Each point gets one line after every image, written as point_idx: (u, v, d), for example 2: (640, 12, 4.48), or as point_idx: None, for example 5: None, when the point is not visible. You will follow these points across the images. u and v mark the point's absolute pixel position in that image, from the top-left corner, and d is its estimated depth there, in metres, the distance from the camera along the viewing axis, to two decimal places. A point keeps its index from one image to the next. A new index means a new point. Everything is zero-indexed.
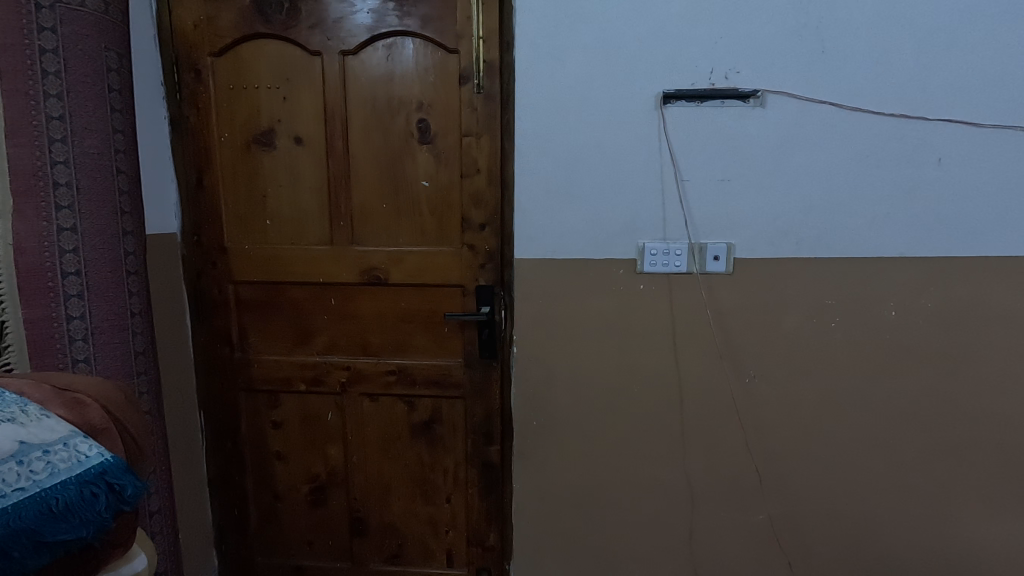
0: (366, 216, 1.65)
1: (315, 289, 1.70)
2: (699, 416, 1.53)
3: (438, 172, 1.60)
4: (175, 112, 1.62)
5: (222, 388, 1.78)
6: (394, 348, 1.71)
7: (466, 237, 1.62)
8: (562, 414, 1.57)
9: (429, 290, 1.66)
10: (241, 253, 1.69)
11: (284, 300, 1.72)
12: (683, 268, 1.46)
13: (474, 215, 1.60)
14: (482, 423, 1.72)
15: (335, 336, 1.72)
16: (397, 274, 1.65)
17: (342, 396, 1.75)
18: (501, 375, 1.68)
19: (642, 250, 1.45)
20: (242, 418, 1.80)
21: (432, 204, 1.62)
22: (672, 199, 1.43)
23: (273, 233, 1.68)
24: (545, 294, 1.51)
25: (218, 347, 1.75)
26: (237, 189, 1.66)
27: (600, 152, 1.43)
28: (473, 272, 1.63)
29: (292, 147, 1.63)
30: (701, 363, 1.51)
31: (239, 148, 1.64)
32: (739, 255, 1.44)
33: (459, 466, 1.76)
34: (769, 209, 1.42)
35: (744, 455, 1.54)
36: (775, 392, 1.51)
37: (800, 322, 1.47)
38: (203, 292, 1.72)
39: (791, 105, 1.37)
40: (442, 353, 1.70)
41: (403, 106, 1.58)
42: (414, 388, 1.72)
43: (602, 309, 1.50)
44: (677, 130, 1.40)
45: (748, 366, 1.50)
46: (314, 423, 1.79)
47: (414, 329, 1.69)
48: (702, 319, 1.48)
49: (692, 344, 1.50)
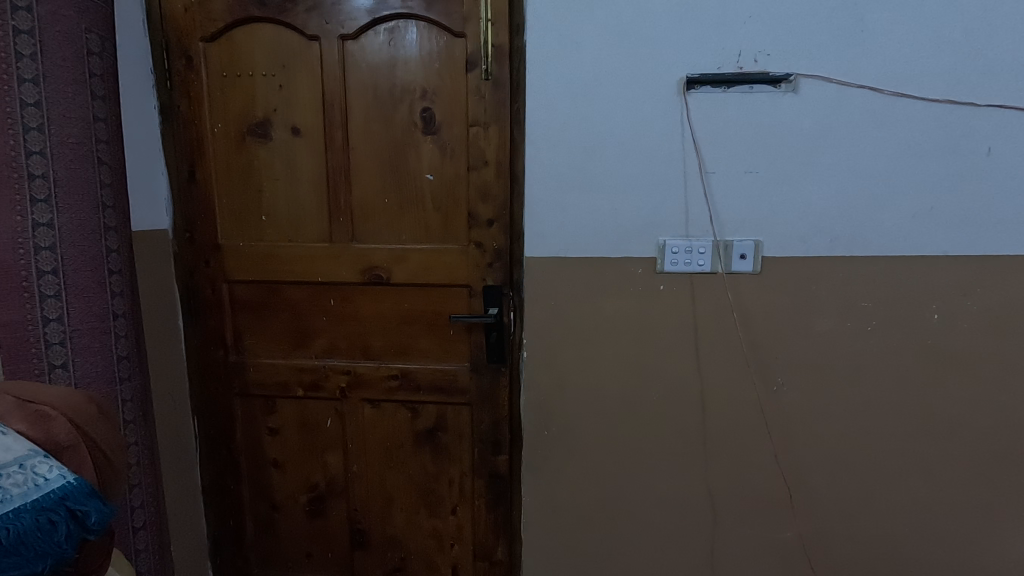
0: (367, 212, 1.55)
1: (313, 289, 1.61)
2: (723, 426, 1.43)
3: (444, 166, 1.51)
4: (166, 101, 1.53)
5: (216, 393, 1.69)
6: (396, 352, 1.62)
7: (473, 235, 1.52)
8: (574, 422, 1.47)
9: (433, 290, 1.57)
10: (235, 251, 1.60)
11: (281, 300, 1.63)
12: (707, 268, 1.35)
13: (481, 210, 1.50)
14: (490, 432, 1.62)
15: (335, 338, 1.63)
16: (400, 273, 1.56)
17: (342, 402, 1.66)
18: (509, 381, 1.58)
19: (662, 248, 1.35)
20: (238, 424, 1.71)
21: (437, 199, 1.53)
22: (696, 192, 1.32)
23: (268, 229, 1.59)
24: (558, 294, 1.41)
25: (212, 350, 1.67)
26: (231, 182, 1.57)
27: (618, 143, 1.32)
28: (480, 272, 1.53)
29: (289, 138, 1.53)
30: (725, 369, 1.40)
31: (233, 140, 1.55)
32: (768, 253, 1.34)
33: (466, 477, 1.67)
34: (801, 204, 1.31)
35: (771, 468, 1.44)
36: (805, 401, 1.40)
37: (834, 327, 1.36)
38: (196, 292, 1.63)
39: (826, 90, 1.26)
40: (448, 357, 1.60)
41: (406, 95, 1.48)
42: (418, 394, 1.63)
43: (619, 310, 1.40)
44: (702, 118, 1.29)
45: (776, 373, 1.39)
46: (313, 431, 1.70)
47: (417, 332, 1.60)
48: (727, 322, 1.38)
49: (715, 349, 1.39)
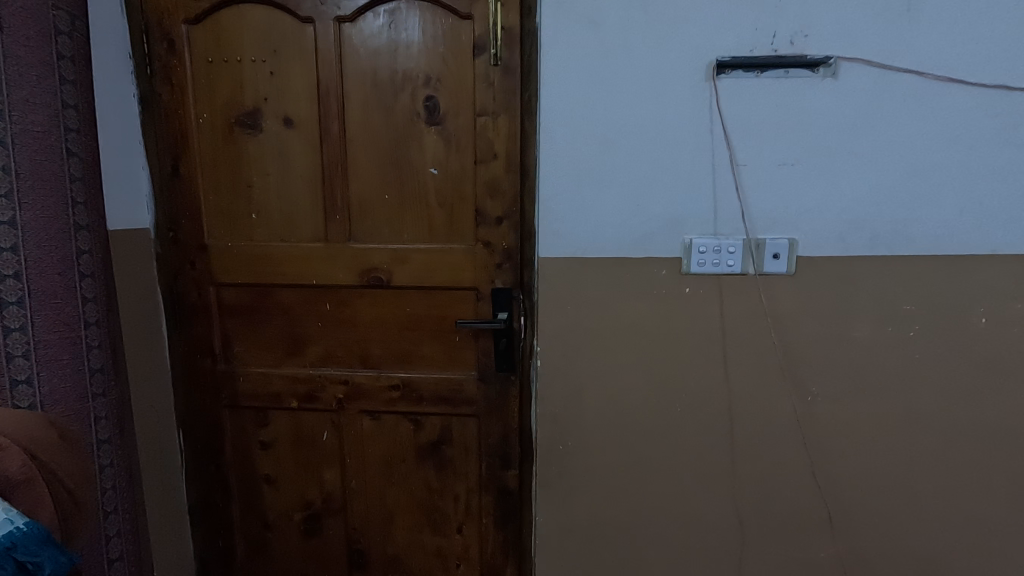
0: (365, 209, 1.44)
1: (308, 293, 1.49)
2: (752, 439, 1.32)
3: (449, 159, 1.40)
4: (146, 89, 1.41)
5: (203, 405, 1.57)
6: (398, 359, 1.50)
7: (481, 234, 1.41)
8: (592, 437, 1.36)
9: (437, 293, 1.46)
10: (223, 252, 1.48)
11: (272, 305, 1.51)
12: (737, 269, 1.24)
13: (489, 207, 1.40)
14: (499, 444, 1.52)
15: (331, 346, 1.52)
16: (402, 275, 1.45)
17: (339, 413, 1.55)
18: (519, 390, 1.47)
19: (689, 247, 1.24)
20: (227, 437, 1.59)
21: (442, 196, 1.41)
22: (725, 186, 1.22)
23: (258, 228, 1.47)
24: (574, 298, 1.29)
25: (198, 358, 1.55)
26: (218, 177, 1.45)
27: (641, 133, 1.21)
28: (488, 273, 1.43)
29: (280, 129, 1.41)
30: (755, 379, 1.30)
31: (220, 131, 1.43)
32: (803, 253, 1.23)
33: (472, 493, 1.56)
34: (839, 199, 1.21)
35: (804, 484, 1.33)
36: (841, 412, 1.30)
37: (873, 332, 1.26)
38: (181, 297, 1.51)
39: (867, 74, 1.16)
40: (453, 366, 1.49)
41: (408, 82, 1.37)
42: (421, 405, 1.52)
43: (640, 316, 1.29)
44: (732, 106, 1.19)
45: (810, 382, 1.29)
46: (308, 445, 1.58)
47: (421, 338, 1.49)
48: (757, 328, 1.27)
49: (744, 357, 1.29)
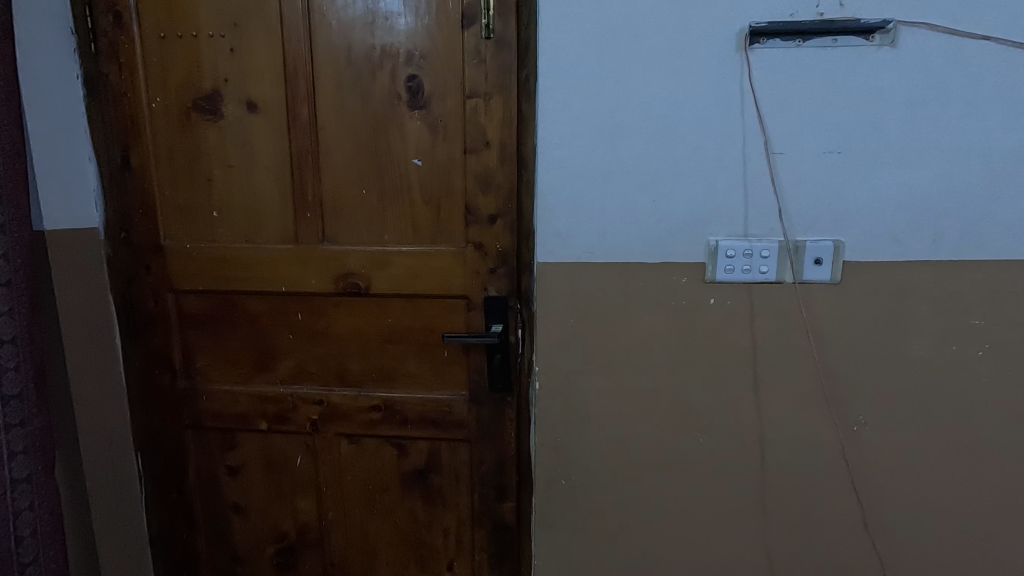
0: (340, 205, 1.26)
1: (277, 301, 1.32)
2: (786, 475, 1.13)
3: (435, 148, 1.21)
4: (91, 69, 1.23)
5: (163, 426, 1.40)
6: (379, 376, 1.33)
7: (472, 234, 1.23)
8: (599, 470, 1.17)
9: (423, 302, 1.28)
10: (182, 254, 1.31)
11: (238, 314, 1.34)
12: (771, 276, 1.05)
13: (481, 204, 1.22)
14: (493, 473, 1.34)
15: (304, 360, 1.34)
16: (382, 281, 1.27)
17: (313, 436, 1.38)
18: (516, 413, 1.29)
19: (714, 251, 1.05)
20: (191, 461, 1.43)
21: (427, 190, 1.24)
22: (759, 179, 1.02)
23: (221, 227, 1.29)
24: (579, 310, 1.10)
25: (156, 374, 1.38)
26: (175, 169, 1.28)
27: (658, 115, 1.02)
28: (480, 279, 1.25)
29: (243, 115, 1.24)
30: (791, 405, 1.11)
31: (175, 118, 1.25)
32: (850, 257, 1.04)
33: (463, 527, 1.38)
34: (895, 194, 1.01)
35: (847, 528, 1.14)
36: (892, 444, 1.10)
37: (933, 352, 1.06)
38: (135, 304, 1.34)
39: (933, 42, 0.96)
40: (441, 384, 1.32)
41: (387, 59, 1.19)
42: (404, 428, 1.34)
43: (655, 331, 1.10)
44: (767, 82, 0.99)
45: (856, 410, 1.09)
46: (280, 470, 1.41)
47: (404, 352, 1.31)
48: (794, 347, 1.08)
49: (778, 380, 1.10)
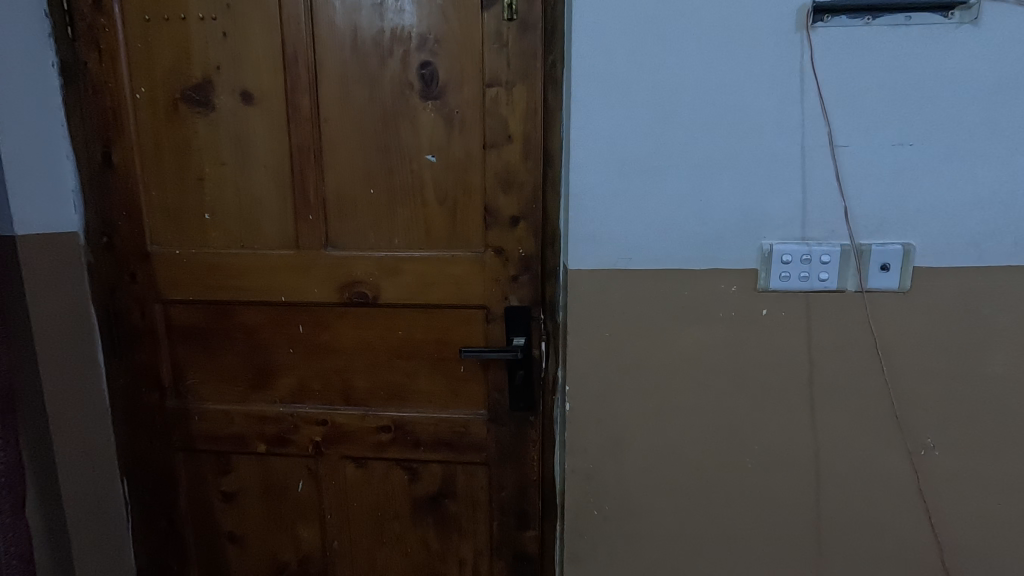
0: (346, 207, 1.14)
1: (277, 312, 1.20)
2: (844, 504, 1.02)
3: (451, 143, 1.10)
4: (69, 56, 1.11)
5: (152, 448, 1.28)
6: (388, 394, 1.21)
7: (491, 238, 1.12)
8: (635, 500, 1.05)
9: (437, 313, 1.16)
10: (170, 262, 1.19)
11: (233, 327, 1.22)
12: (831, 285, 0.94)
13: (502, 205, 1.10)
14: (514, 499, 1.22)
15: (306, 377, 1.22)
16: (391, 291, 1.15)
17: (317, 459, 1.26)
18: (540, 433, 1.19)
19: (768, 256, 0.94)
20: (182, 487, 1.31)
21: (441, 190, 1.12)
22: (819, 175, 0.91)
23: (214, 231, 1.17)
24: (614, 323, 0.98)
25: (143, 393, 1.26)
26: (162, 168, 1.16)
27: (706, 105, 0.90)
28: (501, 287, 1.14)
29: (237, 107, 1.12)
30: (851, 428, 0.99)
31: (162, 111, 1.13)
32: (921, 263, 0.92)
33: (481, 557, 1.27)
34: (973, 191, 0.90)
35: (910, 562, 1.03)
36: (963, 470, 0.99)
37: (1012, 368, 0.95)
38: (120, 316, 1.22)
39: (1020, 18, 0.85)
40: (456, 402, 1.20)
41: (397, 44, 1.07)
42: (417, 450, 1.22)
43: (700, 346, 0.98)
44: (831, 65, 0.88)
45: (923, 432, 0.98)
46: (280, 496, 1.29)
47: (416, 368, 1.19)
48: (855, 363, 0.97)
49: (837, 400, 0.99)
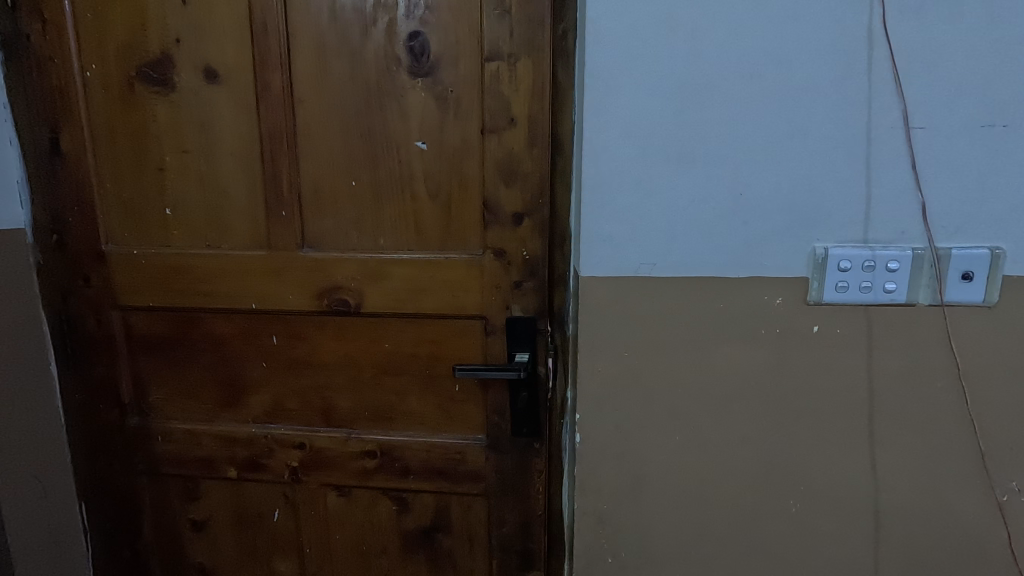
0: (325, 201, 0.99)
1: (248, 321, 1.06)
2: (906, 557, 0.86)
3: (444, 127, 0.95)
4: (9, 28, 0.97)
5: (112, 471, 1.15)
6: (374, 414, 1.06)
7: (491, 238, 0.97)
8: (657, 547, 0.89)
9: (428, 323, 1.01)
10: (128, 263, 1.05)
11: (200, 337, 1.08)
12: (899, 297, 0.77)
13: (503, 199, 0.95)
14: (516, 535, 1.08)
15: (281, 395, 1.08)
16: (376, 298, 1.00)
17: (294, 486, 1.12)
18: (546, 462, 1.04)
19: (822, 263, 0.77)
20: (147, 514, 1.17)
21: (434, 182, 0.97)
22: (889, 164, 0.75)
23: (176, 228, 1.03)
24: (635, 341, 0.83)
25: (101, 410, 1.12)
26: (118, 156, 1.01)
27: (750, 79, 0.74)
28: (501, 295, 0.98)
29: (201, 86, 0.97)
30: (918, 467, 0.83)
31: (116, 91, 0.99)
32: (1011, 271, 0.76)
33: None
34: None
35: None
36: None
37: None
38: (74, 324, 1.08)
39: None
40: (451, 426, 1.05)
41: (383, 12, 0.92)
42: (406, 479, 1.08)
43: (737, 370, 0.83)
44: (908, 27, 0.71)
45: (1005, 474, 0.82)
46: (255, 527, 1.15)
47: (405, 386, 1.04)
48: (925, 392, 0.81)
49: (901, 434, 0.82)
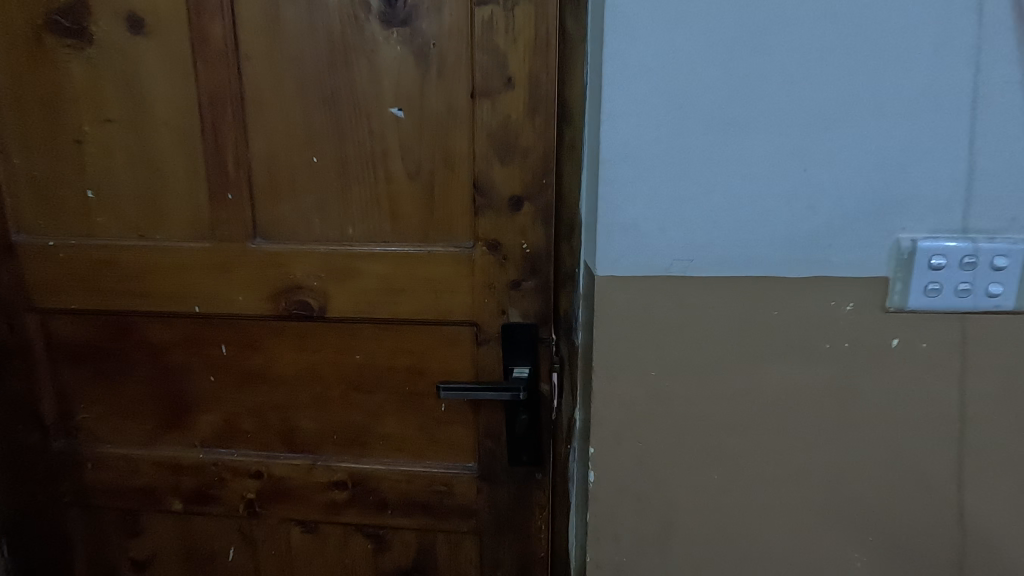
0: (280, 182, 0.81)
1: (191, 326, 0.88)
2: None
3: (425, 90, 0.77)
4: None
5: (37, 501, 0.97)
6: (343, 438, 0.89)
7: (483, 227, 0.79)
8: None
9: (407, 331, 0.84)
10: (44, 257, 0.87)
11: (135, 345, 0.90)
12: (1003, 304, 0.61)
13: (498, 179, 0.78)
14: None
15: (233, 414, 0.91)
16: (344, 300, 0.83)
17: (251, 520, 0.94)
18: (549, 495, 0.87)
19: (908, 259, 0.60)
20: (80, 551, 1.00)
21: (412, 158, 0.79)
22: (999, 131, 0.58)
23: (101, 214, 0.85)
24: (665, 358, 0.65)
25: (21, 431, 0.94)
26: (27, 126, 0.83)
27: (822, 19, 0.56)
28: (496, 297, 0.81)
29: (125, 37, 0.79)
30: (1013, 513, 0.67)
31: (19, 44, 0.80)
32: None
33: None
34: None
35: None
36: None
37: None
38: None
39: None
40: (435, 452, 0.88)
41: None
42: (382, 513, 0.91)
43: (792, 393, 0.66)
44: None
45: None
46: (206, 566, 0.98)
47: (380, 405, 0.87)
48: None
49: (996, 473, 0.66)
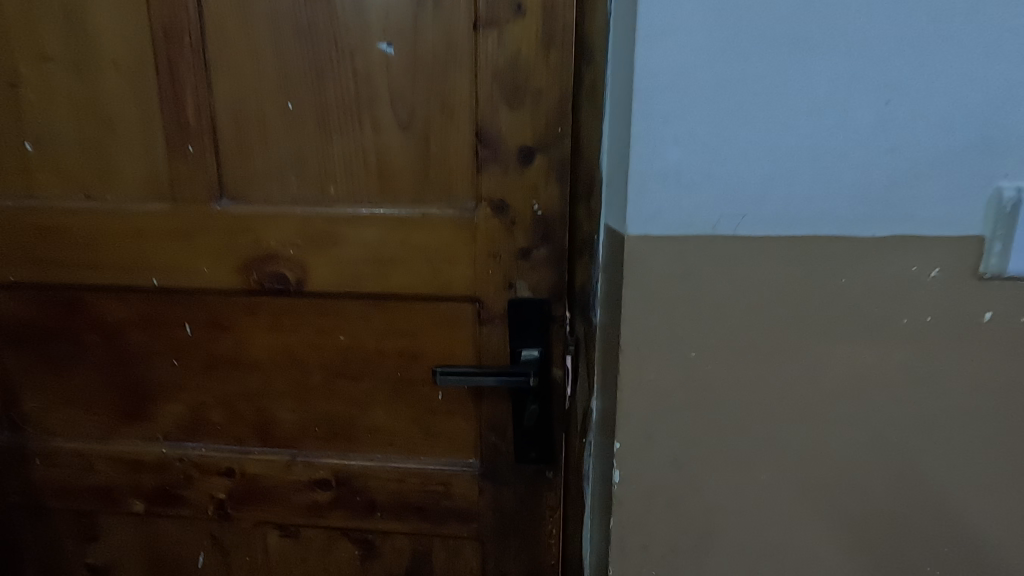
0: (249, 134, 0.69)
1: (150, 303, 0.76)
2: None
3: (419, 23, 0.65)
4: None
5: None
6: (326, 432, 0.78)
7: (486, 186, 0.68)
8: None
9: (399, 308, 0.72)
10: None
11: (87, 325, 0.78)
12: None
13: (505, 129, 0.66)
14: None
15: (200, 404, 0.79)
16: (325, 272, 0.71)
17: (223, 523, 0.83)
18: (561, 496, 0.76)
19: (1011, 215, 0.49)
20: (32, 557, 0.89)
21: (404, 104, 0.67)
22: None
23: (43, 172, 0.73)
24: (708, 336, 0.54)
25: None
26: None
27: None
28: (502, 268, 0.70)
29: None
30: None
31: None
32: None
33: None
34: None
35: None
36: None
37: None
38: None
39: None
40: (431, 448, 0.77)
41: None
42: (371, 517, 0.80)
43: (859, 379, 0.55)
44: None
45: None
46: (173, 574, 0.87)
47: (368, 394, 0.76)
48: None
49: None
